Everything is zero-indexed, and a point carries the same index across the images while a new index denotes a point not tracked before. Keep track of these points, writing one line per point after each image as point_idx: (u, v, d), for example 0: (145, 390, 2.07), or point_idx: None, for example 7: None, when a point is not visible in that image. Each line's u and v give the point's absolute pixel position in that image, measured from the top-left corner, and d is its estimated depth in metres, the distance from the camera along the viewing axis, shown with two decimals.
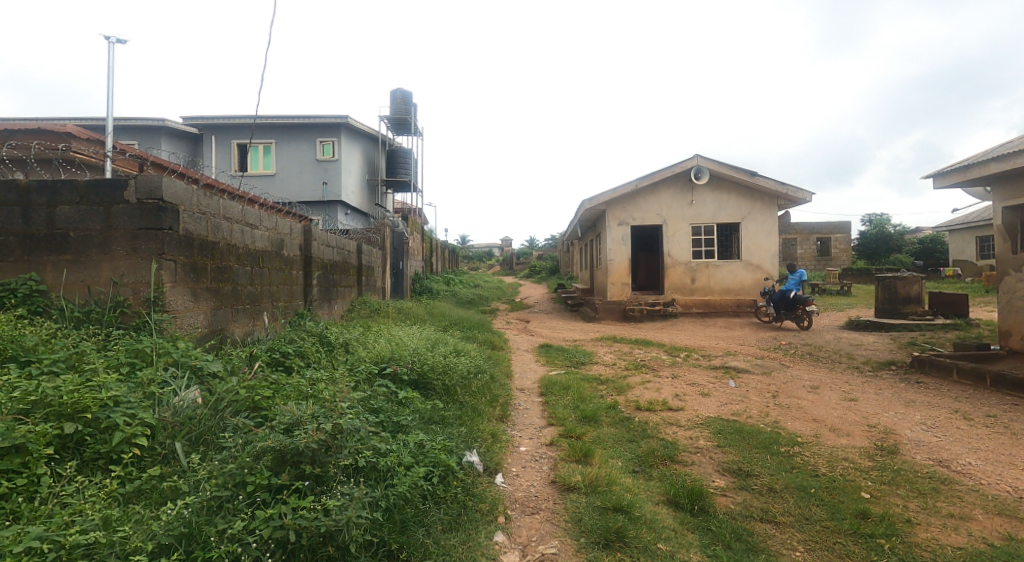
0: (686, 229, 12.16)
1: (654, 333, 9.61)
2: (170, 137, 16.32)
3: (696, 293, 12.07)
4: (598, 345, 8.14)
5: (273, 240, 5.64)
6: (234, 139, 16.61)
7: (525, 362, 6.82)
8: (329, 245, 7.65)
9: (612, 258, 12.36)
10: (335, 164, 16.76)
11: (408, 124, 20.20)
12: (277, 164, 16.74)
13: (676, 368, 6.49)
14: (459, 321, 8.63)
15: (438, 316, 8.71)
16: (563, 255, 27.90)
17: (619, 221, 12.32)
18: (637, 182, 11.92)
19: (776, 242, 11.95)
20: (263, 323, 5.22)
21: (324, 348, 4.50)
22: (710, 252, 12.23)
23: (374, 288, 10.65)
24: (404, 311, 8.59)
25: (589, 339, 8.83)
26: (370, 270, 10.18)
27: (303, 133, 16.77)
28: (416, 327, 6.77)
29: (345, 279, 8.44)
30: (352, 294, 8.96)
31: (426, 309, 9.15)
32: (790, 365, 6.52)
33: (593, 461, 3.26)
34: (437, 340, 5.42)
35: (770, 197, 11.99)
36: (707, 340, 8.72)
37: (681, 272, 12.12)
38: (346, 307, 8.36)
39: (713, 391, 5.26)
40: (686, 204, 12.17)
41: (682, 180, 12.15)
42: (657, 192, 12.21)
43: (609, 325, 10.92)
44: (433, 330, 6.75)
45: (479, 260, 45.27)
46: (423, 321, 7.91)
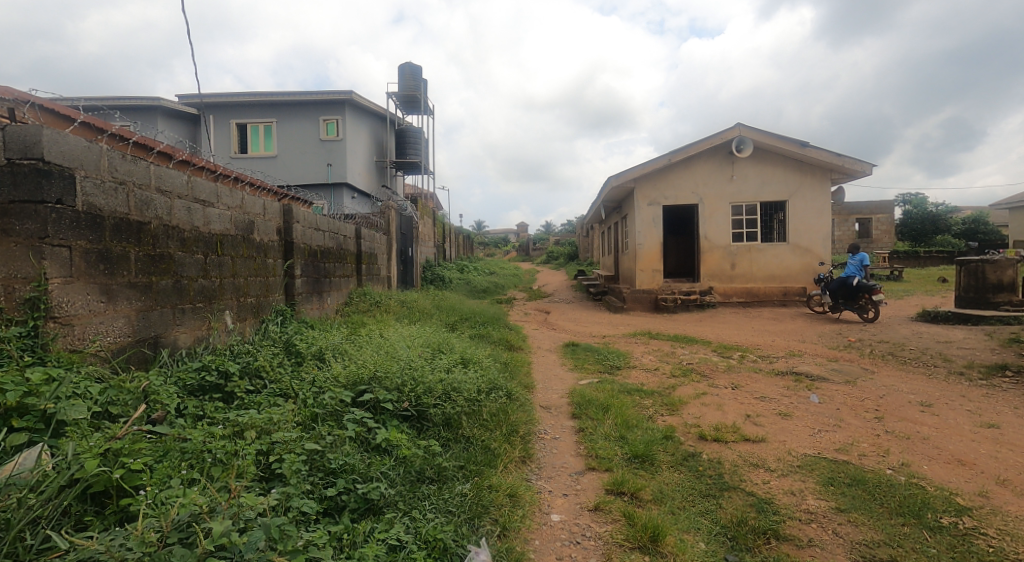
0: (725, 208, 10.89)
1: (694, 328, 8.44)
2: (166, 117, 15.38)
3: (736, 280, 10.81)
4: (632, 343, 6.99)
5: (239, 221, 4.55)
6: (232, 119, 15.55)
7: (549, 367, 5.71)
8: (319, 230, 6.60)
9: (642, 242, 11.15)
10: (341, 145, 15.70)
11: (418, 101, 19.05)
12: (278, 146, 15.70)
13: (733, 375, 5.33)
14: (470, 314, 7.57)
15: (447, 309, 7.64)
16: (583, 239, 26.60)
17: (648, 201, 11.09)
18: (670, 156, 10.68)
19: (828, 222, 10.63)
20: (226, 326, 4.20)
21: (291, 361, 3.46)
22: (752, 234, 10.95)
23: (378, 277, 9.61)
24: (408, 304, 7.56)
25: (620, 335, 7.69)
26: (371, 257, 9.12)
27: (305, 111, 15.70)
28: (418, 326, 5.69)
29: (341, 268, 7.41)
30: (350, 285, 7.93)
31: (432, 301, 8.08)
32: (876, 372, 5.31)
33: (668, 549, 2.15)
34: (441, 344, 4.36)
35: (822, 171, 10.64)
36: (757, 335, 7.53)
37: (719, 257, 10.86)
38: (342, 301, 7.34)
39: (794, 410, 4.10)
40: (726, 180, 10.87)
41: (721, 154, 10.85)
42: (693, 168, 10.93)
43: (639, 318, 9.78)
44: (439, 331, 5.68)
45: (494, 245, 44.05)
46: (431, 318, 6.87)
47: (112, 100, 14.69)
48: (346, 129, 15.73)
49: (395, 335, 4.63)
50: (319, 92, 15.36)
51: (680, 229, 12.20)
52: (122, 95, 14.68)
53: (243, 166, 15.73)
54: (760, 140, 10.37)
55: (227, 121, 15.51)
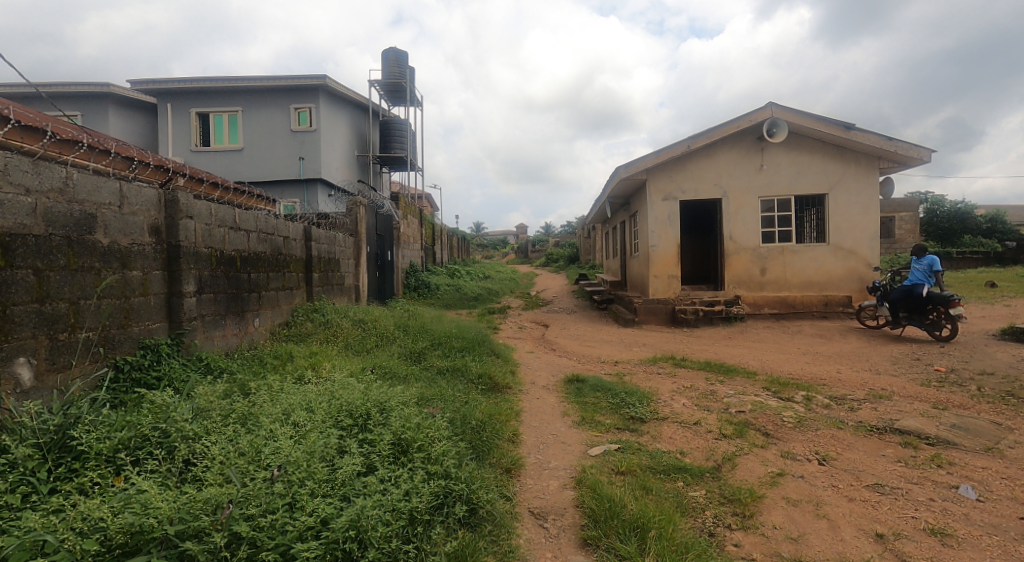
0: (753, 203, 9.29)
1: (725, 350, 6.85)
2: (119, 106, 14.02)
3: (767, 288, 9.22)
4: (653, 377, 5.37)
5: (61, 215, 2.92)
6: (192, 108, 13.98)
7: (545, 420, 4.09)
8: (239, 229, 4.96)
9: (655, 244, 9.57)
10: (314, 136, 14.09)
11: (402, 89, 17.47)
12: (244, 137, 14.09)
13: (809, 433, 3.72)
14: (443, 334, 5.97)
15: (414, 329, 6.04)
16: (583, 240, 24.94)
17: (663, 195, 9.50)
18: (689, 142, 9.11)
19: (875, 219, 9.01)
20: (17, 385, 2.61)
21: (56, 476, 1.86)
22: (785, 234, 9.33)
23: (340, 287, 7.99)
24: (364, 325, 5.94)
25: (635, 364, 6.08)
26: (329, 264, 7.51)
27: (274, 99, 14.09)
28: (360, 370, 4.07)
29: (278, 280, 5.79)
30: (296, 299, 6.31)
31: (399, 319, 6.46)
32: (1018, 430, 3.68)
33: None
34: (371, 402, 2.77)
35: (869, 158, 9.03)
36: (811, 361, 5.92)
37: (746, 261, 9.27)
38: (278, 321, 5.73)
39: (950, 522, 2.49)
40: (754, 170, 9.28)
41: (749, 140, 9.26)
42: (714, 155, 9.34)
43: (655, 335, 8.21)
44: (389, 378, 4.08)
45: (490, 247, 42.42)
46: (389, 345, 5.29)
47: (57, 87, 13.34)
48: (321, 119, 14.13)
49: (306, 387, 3.04)
50: (290, 78, 13.77)
51: (698, 228, 10.61)
52: (69, 82, 13.37)
53: (206, 160, 14.13)
54: (797, 122, 8.78)
55: (186, 110, 13.94)
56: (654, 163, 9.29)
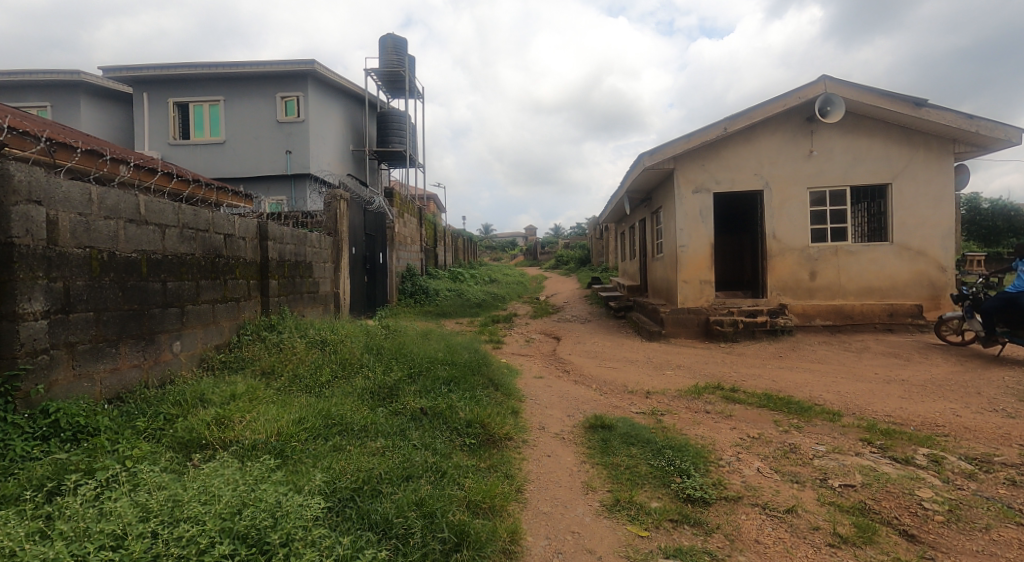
0: (800, 195, 7.97)
1: (782, 375, 5.50)
2: (92, 97, 12.90)
3: (817, 295, 7.90)
4: (703, 420, 4.03)
5: None
6: (170, 97, 12.82)
7: (561, 500, 2.79)
8: (148, 223, 3.69)
9: (685, 244, 8.29)
10: (302, 128, 12.89)
11: (401, 79, 16.26)
12: (226, 130, 12.91)
13: (976, 537, 2.37)
14: (426, 357, 4.70)
15: (389, 350, 4.77)
16: (595, 241, 23.46)
17: (693, 186, 8.25)
18: (726, 123, 7.82)
19: (948, 214, 7.62)
20: None
21: None
22: (839, 231, 7.97)
23: (314, 297, 6.77)
24: (326, 345, 4.68)
25: (673, 399, 4.73)
26: (297, 268, 6.28)
27: (259, 87, 12.90)
28: (288, 434, 2.82)
29: (218, 289, 4.54)
30: (248, 313, 5.08)
31: (373, 336, 5.20)
32: None
33: None
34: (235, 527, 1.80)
35: (941, 142, 7.66)
36: (904, 394, 4.54)
37: (793, 264, 7.96)
38: (216, 342, 4.48)
39: None
40: (803, 157, 7.95)
41: (796, 121, 7.93)
42: (754, 140, 8.04)
43: (687, 354, 6.90)
44: (330, 448, 2.83)
45: (499, 250, 41.19)
46: (353, 377, 4.03)
47: (24, 75, 12.26)
48: (310, 109, 12.91)
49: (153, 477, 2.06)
50: (275, 63, 12.58)
51: (733, 225, 9.26)
52: (35, 70, 12.25)
53: (185, 155, 12.95)
54: (857, 99, 7.41)
55: (164, 99, 12.79)
56: (685, 148, 8.01)
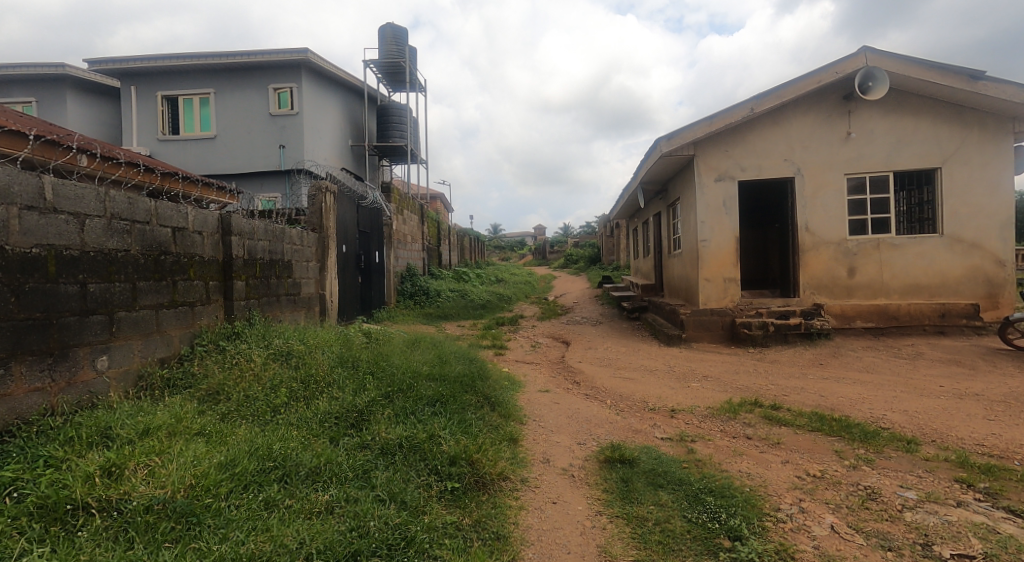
0: (836, 183, 7.19)
1: (829, 388, 4.72)
2: (78, 92, 12.29)
3: (857, 294, 7.12)
4: (746, 451, 3.28)
5: None
6: (158, 91, 12.13)
7: None
8: (56, 212, 2.99)
9: (707, 238, 7.51)
10: (296, 120, 12.21)
11: (401, 70, 15.58)
12: (217, 124, 12.21)
13: None
14: (409, 368, 3.99)
15: (368, 359, 4.07)
16: (606, 239, 22.65)
17: (716, 174, 7.47)
18: (753, 103, 7.03)
19: (1007, 201, 6.80)
20: None
21: None
22: (882, 222, 7.17)
23: (294, 299, 6.10)
24: (293, 354, 3.97)
25: (704, 420, 3.96)
26: (272, 267, 5.60)
27: (250, 78, 12.18)
28: (200, 486, 2.12)
29: (164, 291, 3.85)
30: (207, 320, 4.39)
31: (352, 343, 4.49)
32: None
33: None
34: None
35: (998, 120, 6.85)
36: (987, 413, 3.75)
37: (829, 259, 7.19)
38: (162, 355, 3.79)
39: None
40: (839, 140, 7.17)
41: (831, 101, 7.16)
42: (784, 122, 7.26)
43: (713, 362, 6.12)
44: (257, 506, 2.14)
45: (508, 250, 40.45)
46: (317, 398, 3.33)
47: (6, 70, 11.67)
48: (304, 101, 12.22)
49: None
50: (267, 52, 11.86)
51: (759, 218, 8.46)
52: (18, 64, 11.68)
53: (175, 151, 12.26)
54: (905, 73, 6.59)
55: (152, 93, 12.12)
56: (706, 132, 7.23)
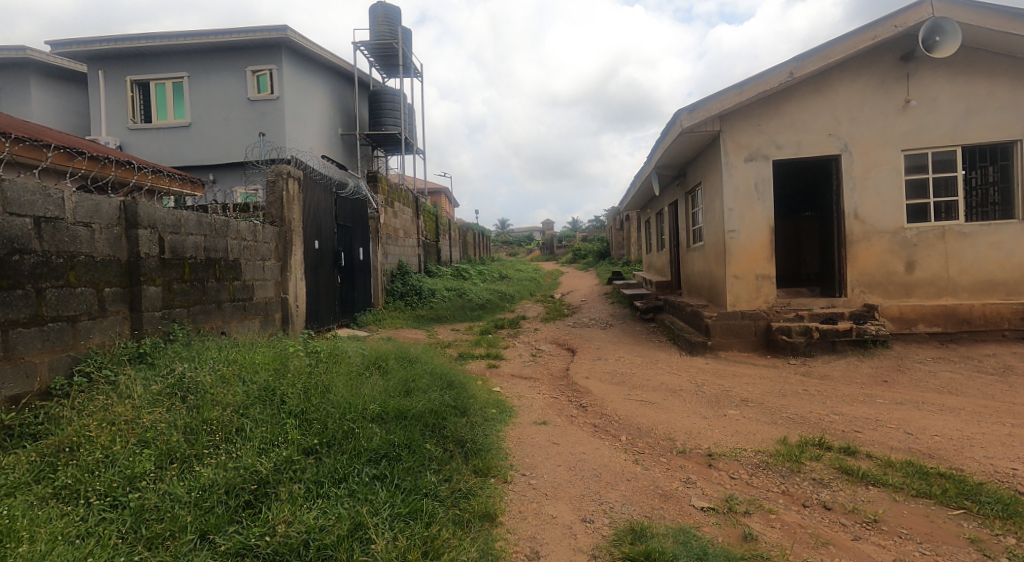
0: (891, 160, 6.08)
1: (912, 418, 3.62)
2: (42, 78, 11.33)
3: (918, 293, 6.04)
4: (834, 539, 2.21)
5: None
6: (127, 75, 11.11)
7: None
8: None
9: (736, 228, 6.40)
10: (277, 106, 11.21)
11: (394, 53, 14.55)
12: (192, 111, 11.20)
13: None
14: (356, 400, 2.96)
15: (301, 389, 3.03)
16: (615, 233, 21.52)
17: (746, 153, 6.36)
18: (792, 67, 5.93)
19: None
20: None
21: None
22: (946, 207, 6.06)
23: (243, 306, 5.08)
24: (194, 380, 2.92)
25: (757, 473, 2.90)
26: (210, 268, 4.59)
27: (226, 60, 11.17)
28: None
29: (17, 307, 2.85)
30: (101, 340, 3.37)
31: (289, 362, 3.47)
32: None
33: None
34: None
35: None
36: None
37: (883, 252, 6.11)
38: (9, 396, 2.78)
39: None
40: (896, 110, 6.05)
41: (885, 63, 6.04)
42: (828, 90, 6.15)
43: (750, 378, 5.03)
44: None
45: (514, 245, 39.40)
46: (205, 458, 2.31)
47: None
48: (285, 84, 11.20)
49: None
50: (243, 31, 10.85)
51: (809, 202, 7.39)
52: None
53: (147, 141, 11.23)
54: (981, 25, 5.45)
55: (120, 78, 11.09)
56: (735, 103, 6.11)
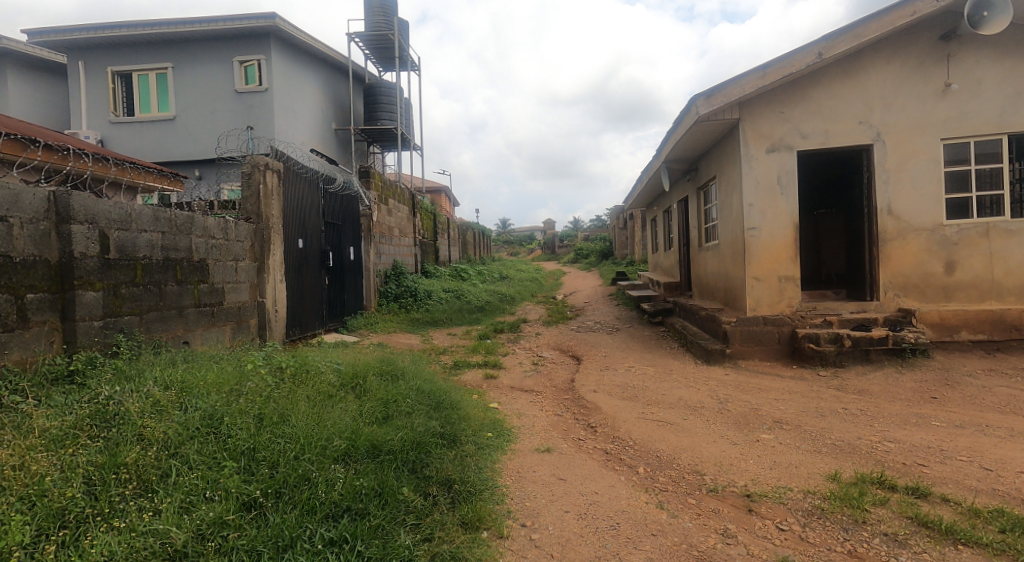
0: (929, 151, 5.55)
1: (981, 447, 3.09)
2: (18, 69, 10.78)
3: (958, 297, 5.51)
4: None
5: None
6: (107, 66, 10.56)
7: None
8: None
9: (757, 226, 5.85)
10: (266, 97, 10.67)
11: (389, 45, 14.02)
12: (176, 104, 10.67)
13: None
14: (319, 432, 2.42)
15: (254, 416, 2.49)
16: (618, 232, 20.96)
17: (768, 143, 5.81)
18: (821, 47, 5.38)
19: None
20: None
21: None
22: (990, 202, 5.53)
23: (211, 311, 4.54)
24: (119, 405, 2.37)
25: (812, 524, 2.36)
26: (170, 268, 4.05)
27: (212, 50, 10.63)
28: None
29: None
30: (19, 356, 2.82)
31: (245, 381, 2.91)
32: None
33: None
34: None
35: None
36: None
37: (919, 252, 5.57)
38: None
39: None
40: (933, 96, 5.53)
41: (922, 44, 5.52)
42: (859, 74, 5.62)
43: (779, 393, 4.49)
44: None
45: (515, 244, 38.86)
46: (108, 521, 1.77)
47: None
48: (274, 75, 10.67)
49: None
50: (230, 19, 10.29)
51: (835, 196, 6.85)
52: None
53: (129, 135, 10.68)
54: None
55: (100, 69, 10.55)
56: (758, 88, 5.55)
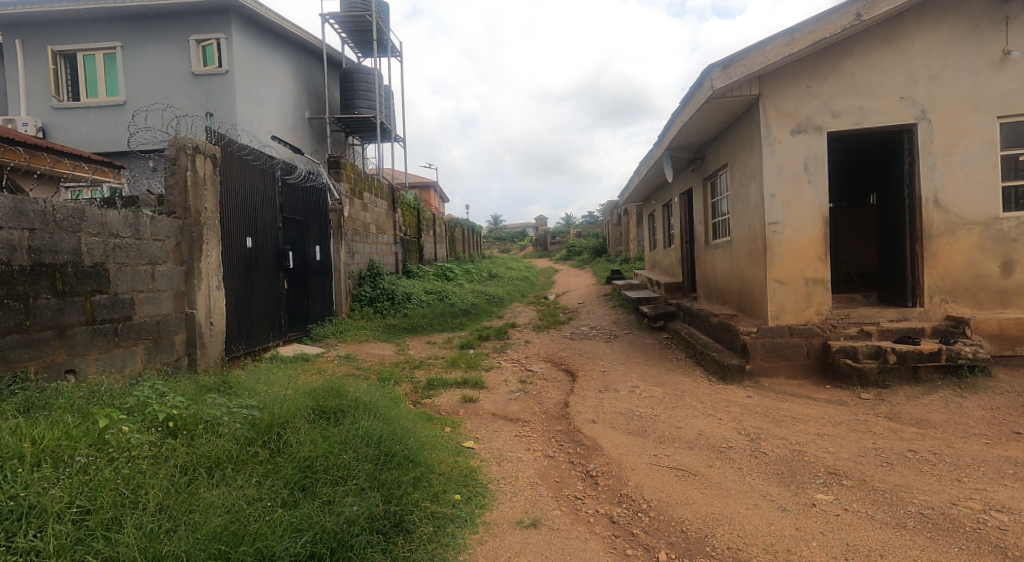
0: (983, 131, 4.73)
1: None
2: None
3: (1016, 302, 4.70)
4: None
5: None
6: (47, 45, 9.53)
7: None
8: None
9: (780, 221, 4.98)
10: (227, 81, 9.69)
11: (367, 27, 13.02)
12: (126, 88, 9.68)
13: None
14: (163, 549, 1.63)
15: (71, 517, 1.66)
16: (612, 228, 20.09)
17: (794, 123, 4.94)
18: (860, 7, 4.53)
19: None
20: None
21: None
22: None
23: (116, 329, 3.64)
24: None
25: None
26: (47, 276, 3.14)
27: (166, 28, 9.62)
28: None
29: None
30: None
31: (98, 440, 2.03)
32: None
33: None
34: None
35: None
36: None
37: (971, 249, 4.75)
38: None
39: None
40: (987, 67, 4.72)
41: (977, 5, 4.70)
42: (901, 41, 4.77)
43: (821, 426, 3.63)
44: None
45: (506, 241, 37.90)
46: None
47: None
48: (236, 56, 9.68)
49: None
50: None
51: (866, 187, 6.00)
52: None
53: (75, 122, 9.67)
54: None
55: (40, 48, 9.52)
56: (783, 56, 4.68)
